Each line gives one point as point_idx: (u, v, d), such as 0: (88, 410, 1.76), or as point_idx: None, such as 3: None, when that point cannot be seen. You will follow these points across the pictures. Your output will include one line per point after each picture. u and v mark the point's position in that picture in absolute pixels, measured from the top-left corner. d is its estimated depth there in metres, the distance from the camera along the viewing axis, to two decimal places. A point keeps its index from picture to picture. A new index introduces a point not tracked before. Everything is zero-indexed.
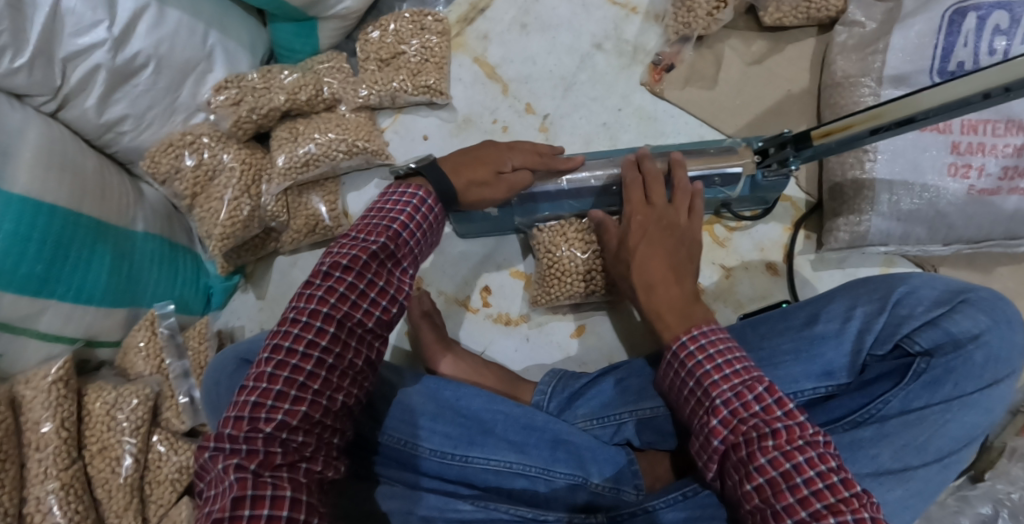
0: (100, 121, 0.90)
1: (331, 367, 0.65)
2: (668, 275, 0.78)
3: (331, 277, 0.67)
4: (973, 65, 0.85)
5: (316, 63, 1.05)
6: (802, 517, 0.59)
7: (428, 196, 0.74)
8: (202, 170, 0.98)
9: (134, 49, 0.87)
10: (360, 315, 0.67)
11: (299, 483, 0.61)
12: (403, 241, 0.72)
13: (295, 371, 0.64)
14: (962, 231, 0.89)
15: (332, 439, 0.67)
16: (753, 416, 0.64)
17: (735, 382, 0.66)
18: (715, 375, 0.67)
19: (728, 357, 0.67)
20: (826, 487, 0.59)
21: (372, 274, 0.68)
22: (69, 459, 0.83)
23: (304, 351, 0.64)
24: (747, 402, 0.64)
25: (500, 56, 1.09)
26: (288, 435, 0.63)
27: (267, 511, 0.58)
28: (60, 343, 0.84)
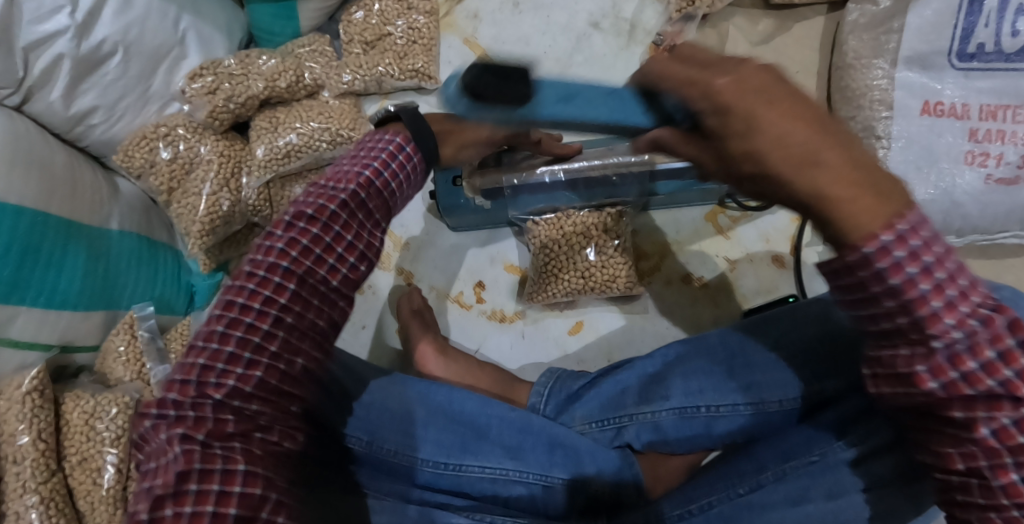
0: (69, 114, 0.84)
1: (290, 328, 0.58)
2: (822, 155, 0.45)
3: (294, 227, 0.59)
4: (995, 46, 0.81)
5: (297, 47, 0.99)
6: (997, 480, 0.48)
7: (406, 144, 0.66)
8: (178, 163, 0.93)
9: (100, 36, 0.81)
10: (324, 272, 0.60)
11: (254, 455, 0.55)
12: (378, 191, 0.64)
13: (250, 331, 0.56)
14: (977, 222, 0.85)
15: (291, 406, 0.60)
16: (982, 369, 0.46)
17: (962, 313, 0.46)
18: (933, 302, 0.46)
19: (953, 271, 0.46)
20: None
21: (340, 226, 0.60)
22: (48, 472, 0.79)
23: (260, 309, 0.57)
24: (974, 347, 0.46)
25: (492, 37, 1.03)
26: (242, 403, 0.56)
27: (218, 486, 0.52)
28: (34, 351, 0.80)
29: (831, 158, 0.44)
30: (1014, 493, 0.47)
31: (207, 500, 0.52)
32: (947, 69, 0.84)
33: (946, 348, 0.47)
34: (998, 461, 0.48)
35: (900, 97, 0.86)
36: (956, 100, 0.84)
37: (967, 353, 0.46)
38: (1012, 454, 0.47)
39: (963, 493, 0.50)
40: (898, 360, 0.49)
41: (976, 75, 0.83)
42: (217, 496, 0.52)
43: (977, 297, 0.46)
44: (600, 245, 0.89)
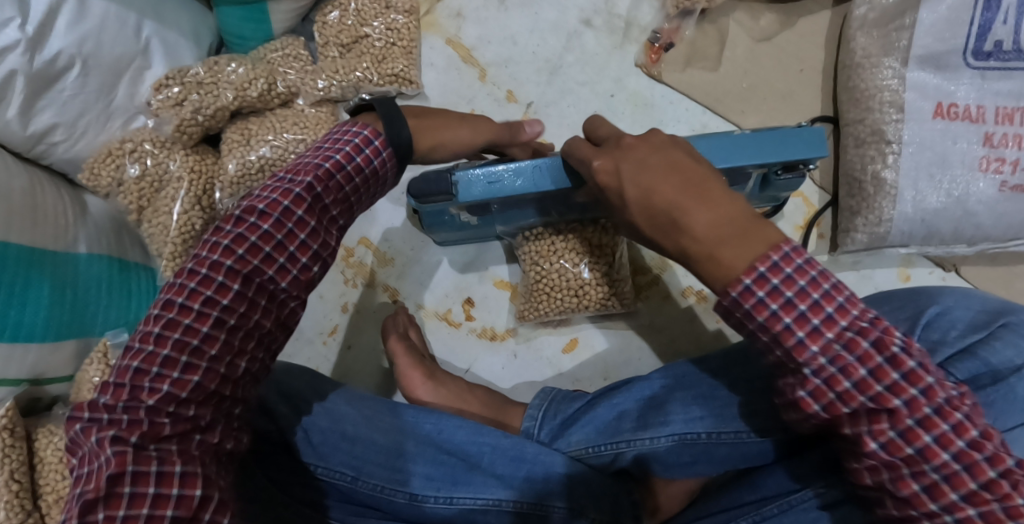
0: (27, 133, 0.78)
1: (233, 329, 0.56)
2: (692, 202, 0.53)
3: (244, 223, 0.59)
4: (1014, 44, 0.76)
5: (269, 52, 0.93)
6: (915, 492, 0.47)
7: (374, 137, 0.67)
8: (147, 181, 0.88)
9: (54, 49, 0.75)
10: (272, 271, 0.59)
11: (190, 456, 0.52)
12: (338, 185, 0.64)
13: (190, 333, 0.54)
14: (989, 231, 0.81)
15: (233, 409, 0.58)
16: (855, 388, 0.47)
17: (826, 338, 0.48)
18: (797, 330, 0.48)
19: (813, 299, 0.48)
20: (969, 446, 0.46)
21: (295, 222, 0.60)
22: (22, 514, 0.76)
23: (202, 309, 0.55)
24: (846, 369, 0.47)
25: (476, 37, 0.97)
26: (178, 408, 0.53)
27: (155, 489, 0.50)
28: (2, 386, 0.75)
29: (694, 219, 0.53)
30: (920, 505, 0.47)
31: (143, 503, 0.49)
32: (962, 69, 0.79)
33: (820, 375, 0.48)
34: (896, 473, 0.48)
35: (911, 98, 0.80)
36: (971, 102, 0.79)
37: (841, 376, 0.47)
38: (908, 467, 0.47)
39: (882, 507, 0.51)
40: (788, 388, 0.51)
41: (993, 75, 0.78)
42: (153, 499, 0.49)
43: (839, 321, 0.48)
44: (593, 260, 0.85)
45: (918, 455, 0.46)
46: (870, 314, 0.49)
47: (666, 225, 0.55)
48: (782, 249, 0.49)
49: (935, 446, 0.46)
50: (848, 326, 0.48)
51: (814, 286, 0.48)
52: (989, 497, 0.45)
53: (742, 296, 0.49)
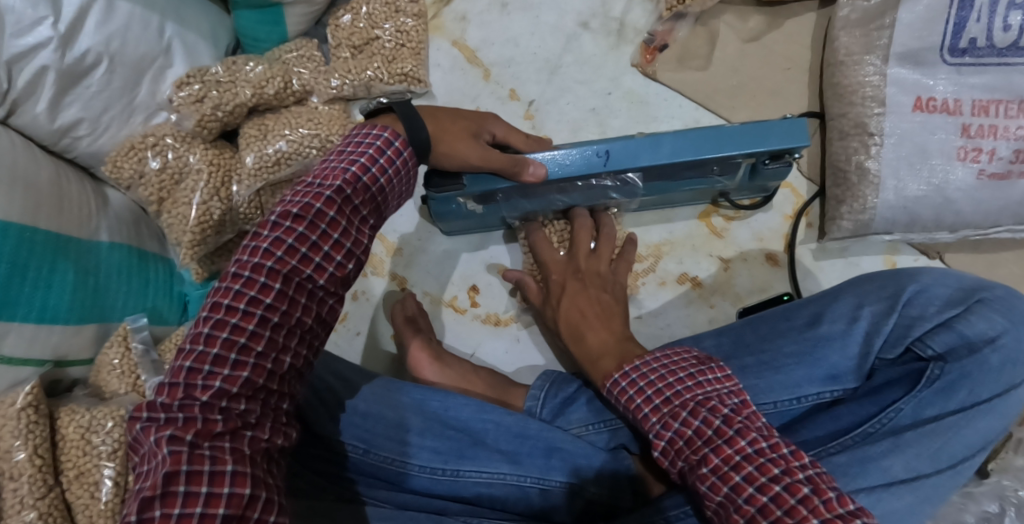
0: (54, 126, 0.82)
1: (276, 326, 0.62)
2: (595, 322, 0.78)
3: (280, 227, 0.64)
4: (986, 41, 0.80)
5: (284, 52, 0.98)
6: (749, 496, 0.56)
7: (395, 139, 0.70)
8: (167, 173, 0.92)
9: (83, 47, 0.80)
10: (310, 270, 0.64)
11: (242, 454, 0.58)
12: (363, 186, 0.68)
13: (238, 331, 0.61)
14: (969, 217, 0.85)
15: (281, 404, 0.64)
16: (687, 444, 0.60)
17: (661, 410, 0.63)
18: (642, 406, 0.64)
19: (653, 384, 0.64)
20: (784, 489, 0.55)
21: (327, 224, 0.65)
22: (45, 487, 0.79)
23: (247, 308, 0.61)
24: (677, 431, 0.61)
25: (480, 39, 1.02)
26: (229, 403, 0.60)
27: (207, 488, 0.55)
28: (27, 367, 0.79)
29: (591, 332, 0.77)
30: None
31: (196, 502, 0.54)
32: (939, 65, 0.83)
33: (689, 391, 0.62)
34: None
35: (892, 93, 0.85)
36: (949, 96, 0.83)
37: (675, 436, 0.61)
38: (739, 513, 0.56)
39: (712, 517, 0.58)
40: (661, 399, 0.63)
41: (969, 70, 0.82)
42: (205, 498, 0.55)
43: (675, 394, 0.62)
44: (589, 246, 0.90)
45: (742, 502, 0.56)
46: (709, 388, 0.62)
47: (572, 337, 0.79)
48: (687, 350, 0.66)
49: (756, 493, 0.56)
50: (681, 399, 0.62)
51: (658, 373, 0.64)
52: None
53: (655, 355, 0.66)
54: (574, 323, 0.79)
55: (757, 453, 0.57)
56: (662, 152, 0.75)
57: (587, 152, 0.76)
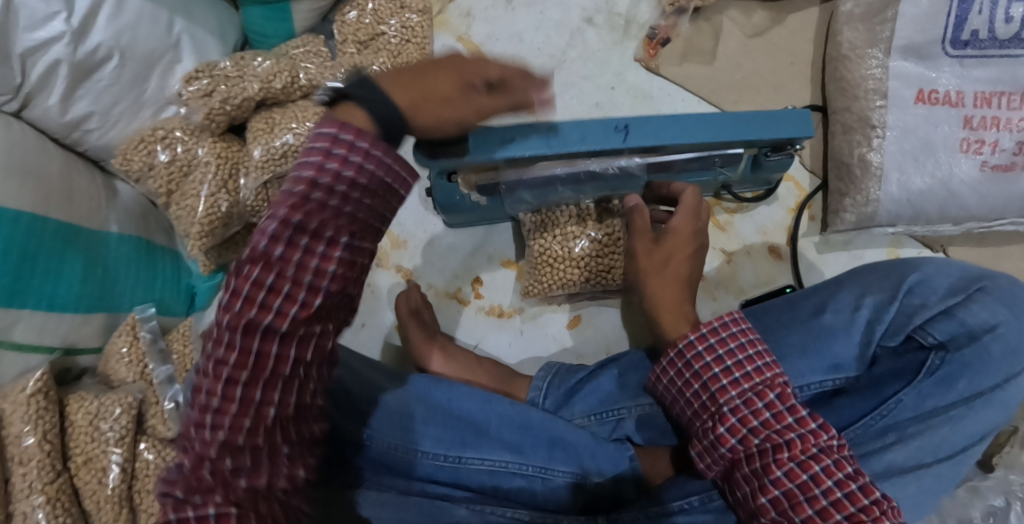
0: (64, 120, 0.84)
1: (252, 375, 0.52)
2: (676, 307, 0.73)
3: (238, 273, 0.52)
4: (988, 34, 0.81)
5: (291, 48, 0.99)
6: (813, 495, 0.56)
7: (348, 133, 0.52)
8: (176, 165, 0.93)
9: (95, 42, 0.82)
10: (298, 277, 0.52)
11: (230, 505, 0.50)
12: (320, 205, 0.52)
13: (234, 367, 0.52)
14: (974, 211, 0.85)
15: (284, 445, 0.55)
16: (763, 426, 0.59)
17: (745, 387, 0.61)
18: (722, 379, 0.62)
19: (738, 359, 0.62)
20: (845, 495, 0.55)
21: (281, 259, 0.51)
22: (54, 472, 0.80)
23: (244, 342, 0.52)
24: (755, 410, 0.60)
25: (485, 34, 1.04)
26: (216, 460, 0.51)
27: (215, 509, 0.50)
28: (37, 354, 0.81)
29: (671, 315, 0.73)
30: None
31: None
32: (942, 58, 0.83)
33: (756, 377, 0.61)
34: (787, 519, 0.56)
35: (895, 86, 0.85)
36: (951, 88, 0.83)
37: (739, 426, 0.60)
38: (800, 510, 0.56)
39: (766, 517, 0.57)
40: (728, 387, 0.62)
41: (971, 63, 0.82)
42: None
43: (760, 373, 0.61)
44: (594, 235, 0.89)
45: (805, 500, 0.56)
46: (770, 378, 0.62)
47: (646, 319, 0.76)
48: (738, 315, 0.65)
49: (819, 494, 0.56)
50: (763, 382, 0.61)
51: (723, 356, 0.63)
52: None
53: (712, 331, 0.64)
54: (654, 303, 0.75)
55: (824, 451, 0.57)
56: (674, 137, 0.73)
57: (607, 125, 0.68)
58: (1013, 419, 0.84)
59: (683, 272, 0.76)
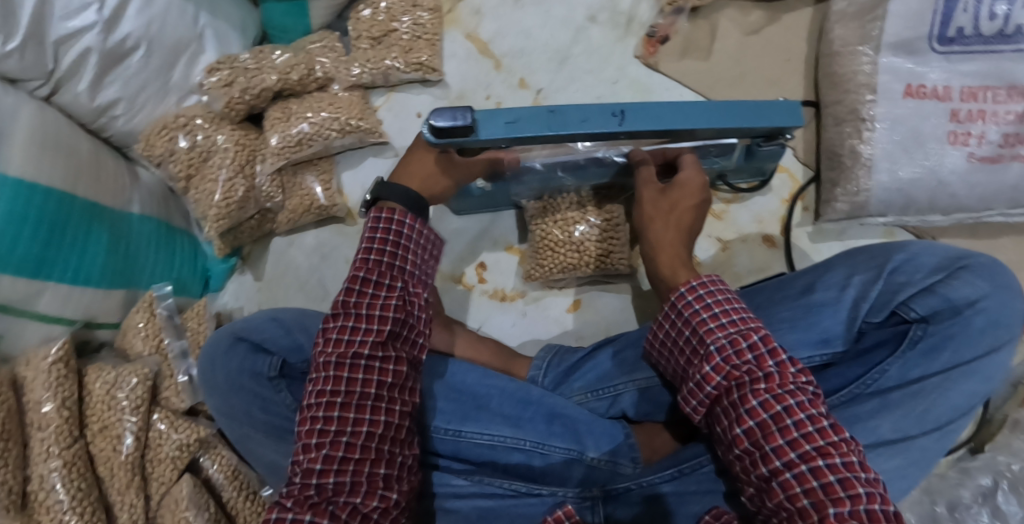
0: (93, 105, 0.89)
1: (359, 406, 0.65)
2: (684, 267, 0.78)
3: (342, 340, 0.68)
4: (974, 30, 0.84)
5: (309, 43, 1.04)
6: (786, 425, 0.60)
7: (404, 216, 0.73)
8: (196, 151, 0.98)
9: (125, 31, 0.86)
10: (356, 346, 0.67)
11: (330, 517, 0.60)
12: (387, 264, 0.72)
13: (321, 435, 0.64)
14: (963, 201, 0.89)
15: (380, 470, 0.65)
16: (744, 365, 0.64)
17: (730, 330, 0.66)
18: (710, 323, 0.67)
19: (724, 307, 0.67)
20: (815, 430, 0.59)
21: (366, 308, 0.69)
22: (70, 438, 0.83)
23: (325, 414, 0.65)
24: (738, 350, 0.64)
25: (493, 32, 1.08)
26: (325, 476, 0.63)
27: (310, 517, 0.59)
28: (59, 324, 0.84)
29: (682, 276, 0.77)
30: (778, 473, 0.59)
31: None
32: (929, 53, 0.87)
33: (740, 324, 0.66)
34: (760, 449, 0.61)
35: (884, 80, 0.89)
36: (939, 83, 0.87)
37: (722, 366, 0.65)
38: (771, 440, 0.60)
39: (742, 448, 0.63)
40: (713, 332, 0.67)
41: (958, 58, 0.86)
42: None
43: (743, 320, 0.66)
44: (593, 219, 0.93)
45: (776, 430, 0.60)
46: (753, 325, 0.66)
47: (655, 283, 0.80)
48: (712, 278, 0.70)
49: (791, 425, 0.60)
50: (746, 328, 0.66)
51: (710, 306, 0.68)
52: (829, 472, 0.57)
53: (698, 286, 0.69)
54: (660, 263, 0.79)
55: (798, 390, 0.62)
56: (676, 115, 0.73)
57: (604, 110, 0.71)
58: (1005, 408, 0.90)
59: (686, 222, 0.82)
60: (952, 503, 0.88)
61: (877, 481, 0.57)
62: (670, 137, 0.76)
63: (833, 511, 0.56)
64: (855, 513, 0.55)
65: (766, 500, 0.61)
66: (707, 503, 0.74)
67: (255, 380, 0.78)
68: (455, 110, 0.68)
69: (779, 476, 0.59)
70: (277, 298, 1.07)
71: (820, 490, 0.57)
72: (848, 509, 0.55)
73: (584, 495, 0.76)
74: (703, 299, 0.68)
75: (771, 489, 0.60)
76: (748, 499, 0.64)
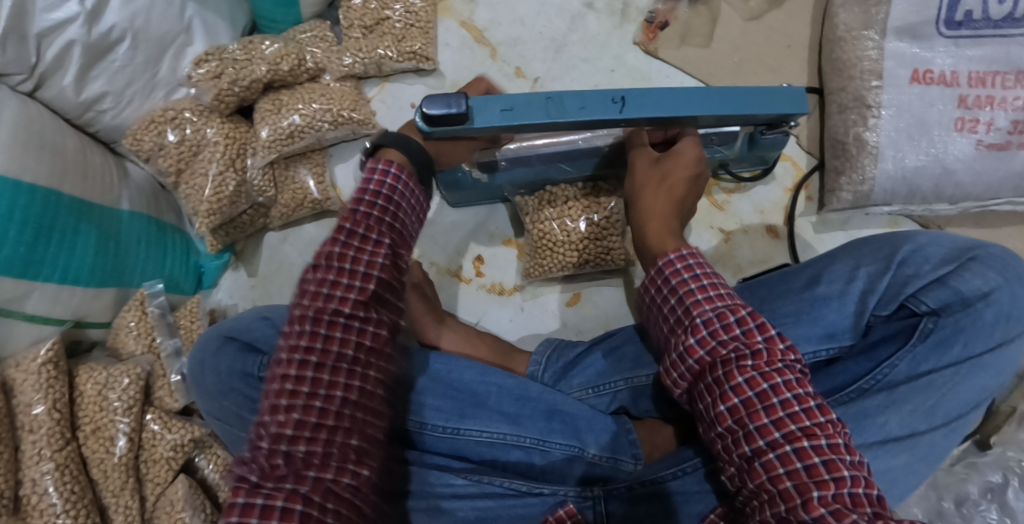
0: (79, 100, 0.87)
1: (334, 368, 0.61)
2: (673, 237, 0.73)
3: (320, 296, 0.62)
4: (982, 14, 0.83)
5: (299, 33, 1.02)
6: (772, 404, 0.58)
7: (396, 172, 0.68)
8: (185, 145, 0.95)
9: (109, 23, 0.84)
10: (335, 304, 0.62)
11: (298, 492, 0.55)
12: (376, 221, 0.66)
13: (292, 396, 0.60)
14: (969, 189, 0.87)
15: (349, 440, 0.61)
16: (731, 340, 0.62)
17: (717, 304, 0.64)
18: (697, 295, 0.65)
19: (712, 282, 0.66)
20: (801, 410, 0.58)
21: (351, 263, 0.63)
22: (63, 440, 0.82)
23: (297, 372, 0.60)
24: (726, 324, 0.62)
25: (488, 19, 1.06)
26: (291, 446, 0.58)
27: (282, 500, 0.54)
28: (49, 325, 0.83)
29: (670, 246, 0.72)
30: (761, 453, 0.58)
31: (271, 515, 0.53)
32: (936, 38, 0.85)
33: (726, 299, 0.64)
34: (743, 427, 0.59)
35: (890, 66, 0.87)
36: (946, 68, 0.85)
37: (706, 340, 0.63)
38: (754, 418, 0.59)
39: (723, 426, 0.61)
40: (700, 306, 0.64)
41: (965, 43, 0.84)
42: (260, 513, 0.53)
43: (731, 296, 0.64)
44: (592, 217, 0.91)
45: (761, 408, 0.59)
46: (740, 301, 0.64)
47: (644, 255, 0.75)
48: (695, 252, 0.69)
49: (777, 404, 0.58)
50: (733, 304, 0.64)
51: (697, 280, 0.66)
52: (814, 454, 0.56)
53: (680, 258, 0.67)
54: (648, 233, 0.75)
55: (785, 368, 0.60)
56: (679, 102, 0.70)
57: (604, 96, 0.69)
58: (1011, 399, 0.89)
59: (679, 194, 0.75)
60: (957, 497, 0.87)
61: (861, 464, 0.56)
62: (671, 125, 0.74)
63: (816, 494, 0.54)
64: (838, 496, 0.54)
65: (746, 480, 0.59)
66: (710, 502, 0.72)
67: (245, 382, 0.75)
68: (449, 97, 0.66)
69: (762, 456, 0.58)
70: (271, 294, 1.05)
71: (804, 472, 0.55)
72: (832, 492, 0.54)
73: (585, 494, 0.74)
74: (689, 273, 0.66)
75: (753, 469, 0.58)
76: (726, 479, 0.63)
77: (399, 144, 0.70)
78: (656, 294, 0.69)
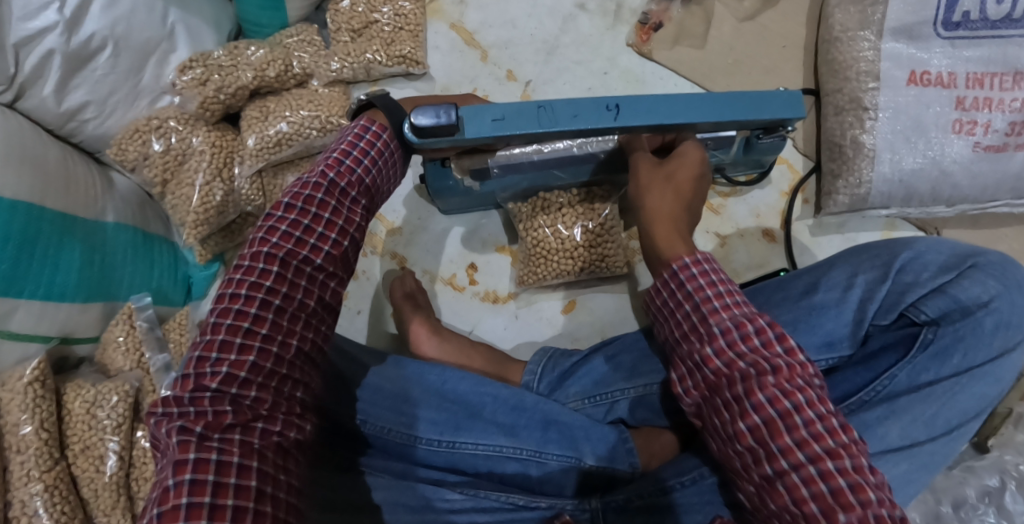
0: (61, 110, 0.84)
1: (292, 316, 0.60)
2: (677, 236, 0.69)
3: (291, 238, 0.60)
4: (979, 14, 0.82)
5: (285, 37, 1.00)
6: (796, 422, 0.56)
7: (381, 131, 0.67)
8: (171, 154, 0.93)
9: (89, 31, 0.81)
10: (304, 252, 0.61)
11: (250, 447, 0.54)
12: (356, 178, 0.65)
13: (249, 338, 0.57)
14: (967, 191, 0.86)
15: (294, 393, 0.60)
16: (750, 352, 0.60)
17: (735, 312, 0.62)
18: (714, 303, 0.63)
19: (727, 288, 0.64)
20: (826, 429, 0.56)
21: (330, 214, 0.62)
22: (51, 460, 0.81)
23: (257, 312, 0.58)
24: (745, 334, 0.60)
25: (479, 21, 1.04)
26: (240, 392, 0.56)
27: (238, 457, 0.53)
28: (34, 342, 0.81)
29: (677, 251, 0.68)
30: (785, 474, 0.56)
31: (230, 471, 0.52)
32: (934, 38, 0.84)
33: (743, 307, 0.62)
34: (765, 447, 0.58)
35: (886, 68, 0.85)
36: (943, 69, 0.84)
37: (723, 352, 0.61)
38: (776, 437, 0.57)
39: (742, 445, 0.59)
40: (717, 315, 0.62)
41: (962, 43, 0.83)
42: (216, 468, 0.52)
43: (748, 305, 0.62)
44: (586, 224, 0.90)
45: (783, 427, 0.57)
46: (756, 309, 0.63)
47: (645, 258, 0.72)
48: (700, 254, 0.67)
49: (800, 422, 0.56)
50: (749, 312, 0.62)
51: (713, 287, 0.64)
52: (840, 476, 0.54)
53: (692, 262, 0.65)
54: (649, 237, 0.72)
55: (807, 383, 0.58)
56: (676, 109, 0.69)
57: (598, 103, 0.67)
58: (1008, 401, 0.88)
59: (687, 193, 0.73)
60: (955, 501, 0.87)
61: (885, 486, 0.55)
62: (672, 130, 0.72)
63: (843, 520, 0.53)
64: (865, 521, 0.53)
65: (768, 500, 0.58)
66: (710, 512, 0.72)
67: None
68: (438, 107, 0.64)
69: (786, 476, 0.56)
70: None
71: (829, 495, 0.54)
72: (858, 518, 0.53)
73: (584, 506, 0.74)
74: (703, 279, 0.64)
75: (776, 490, 0.57)
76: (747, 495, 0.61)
77: (388, 106, 0.68)
78: (668, 297, 0.66)
